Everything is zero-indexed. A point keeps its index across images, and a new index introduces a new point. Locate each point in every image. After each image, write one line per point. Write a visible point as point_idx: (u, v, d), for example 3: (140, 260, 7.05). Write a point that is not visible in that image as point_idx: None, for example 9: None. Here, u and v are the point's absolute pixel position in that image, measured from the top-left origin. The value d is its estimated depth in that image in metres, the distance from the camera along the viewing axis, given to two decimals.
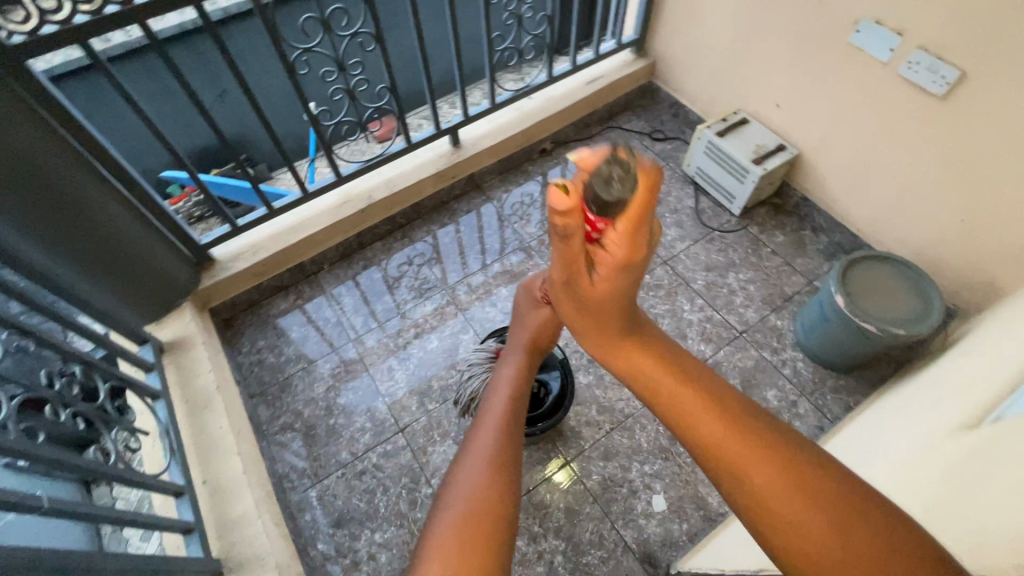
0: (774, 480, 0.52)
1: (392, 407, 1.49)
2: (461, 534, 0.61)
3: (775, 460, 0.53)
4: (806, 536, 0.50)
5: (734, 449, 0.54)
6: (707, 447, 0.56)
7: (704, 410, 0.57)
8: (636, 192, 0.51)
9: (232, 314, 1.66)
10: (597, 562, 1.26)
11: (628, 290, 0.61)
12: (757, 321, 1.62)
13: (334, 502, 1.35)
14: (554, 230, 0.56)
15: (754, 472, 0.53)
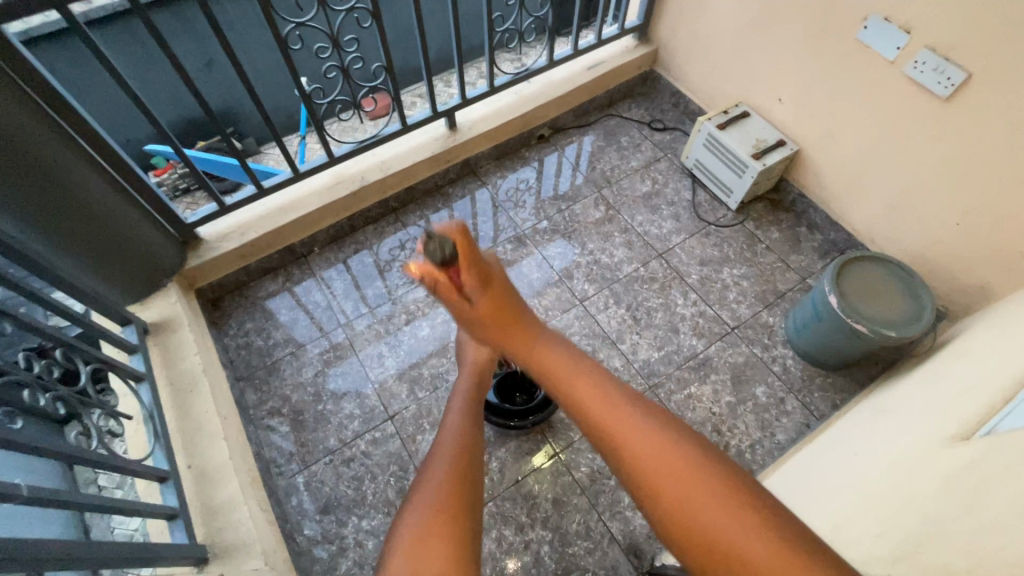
0: (658, 457, 0.64)
1: (381, 393, 1.48)
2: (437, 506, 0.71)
3: (658, 441, 0.66)
4: (671, 506, 0.62)
5: (618, 428, 0.67)
6: (595, 426, 0.70)
7: (597, 400, 0.71)
8: (456, 246, 0.73)
9: (219, 296, 1.63)
10: (583, 553, 1.27)
11: (504, 296, 0.80)
12: (749, 317, 1.62)
13: (322, 489, 1.34)
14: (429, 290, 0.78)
15: (642, 447, 0.65)
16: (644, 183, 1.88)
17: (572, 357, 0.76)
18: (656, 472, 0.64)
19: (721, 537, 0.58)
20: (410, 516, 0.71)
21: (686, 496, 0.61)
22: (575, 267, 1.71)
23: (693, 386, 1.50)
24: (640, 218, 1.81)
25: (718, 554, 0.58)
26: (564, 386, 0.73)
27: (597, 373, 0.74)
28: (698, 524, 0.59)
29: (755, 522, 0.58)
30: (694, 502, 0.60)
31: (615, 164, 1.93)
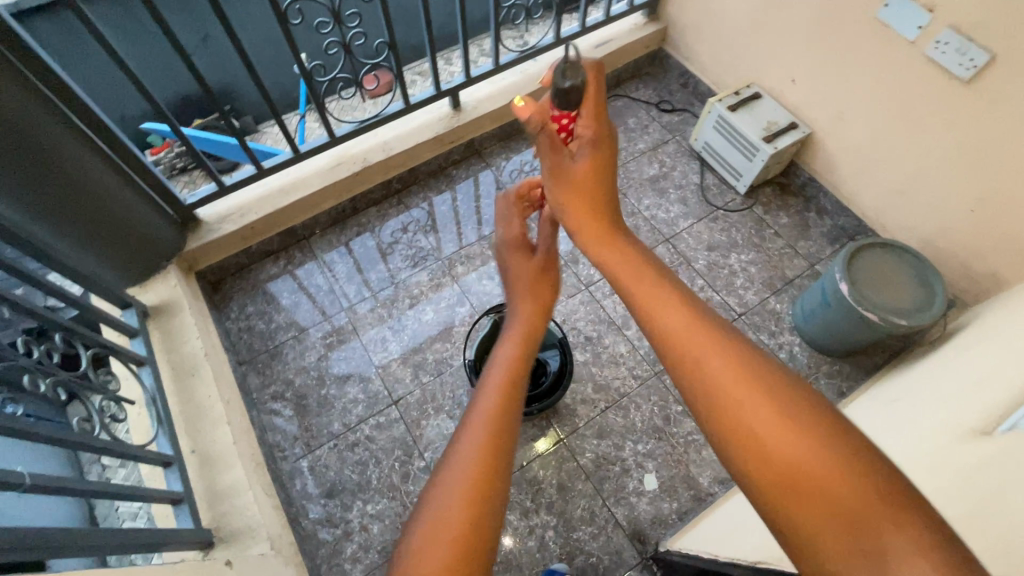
0: (727, 373, 0.58)
1: (385, 378, 1.47)
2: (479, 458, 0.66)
3: (729, 356, 0.59)
4: (742, 418, 0.55)
5: (694, 338, 0.62)
6: (666, 338, 0.64)
7: (677, 313, 0.66)
8: (588, 84, 0.77)
9: (220, 279, 1.61)
10: (588, 538, 1.28)
11: (604, 166, 0.83)
12: (756, 304, 1.60)
13: (326, 473, 1.34)
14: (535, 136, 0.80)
15: (713, 364, 0.59)
16: (652, 166, 1.85)
17: (645, 279, 0.72)
18: (724, 387, 0.57)
19: (791, 457, 0.51)
20: (442, 468, 0.67)
21: (757, 411, 0.54)
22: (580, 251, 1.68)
23: None
24: (647, 202, 1.78)
25: (785, 473, 0.51)
26: (643, 298, 0.69)
27: (671, 294, 0.69)
28: (764, 440, 0.53)
29: (831, 440, 0.51)
30: (761, 420, 0.54)
31: (621, 147, 1.89)
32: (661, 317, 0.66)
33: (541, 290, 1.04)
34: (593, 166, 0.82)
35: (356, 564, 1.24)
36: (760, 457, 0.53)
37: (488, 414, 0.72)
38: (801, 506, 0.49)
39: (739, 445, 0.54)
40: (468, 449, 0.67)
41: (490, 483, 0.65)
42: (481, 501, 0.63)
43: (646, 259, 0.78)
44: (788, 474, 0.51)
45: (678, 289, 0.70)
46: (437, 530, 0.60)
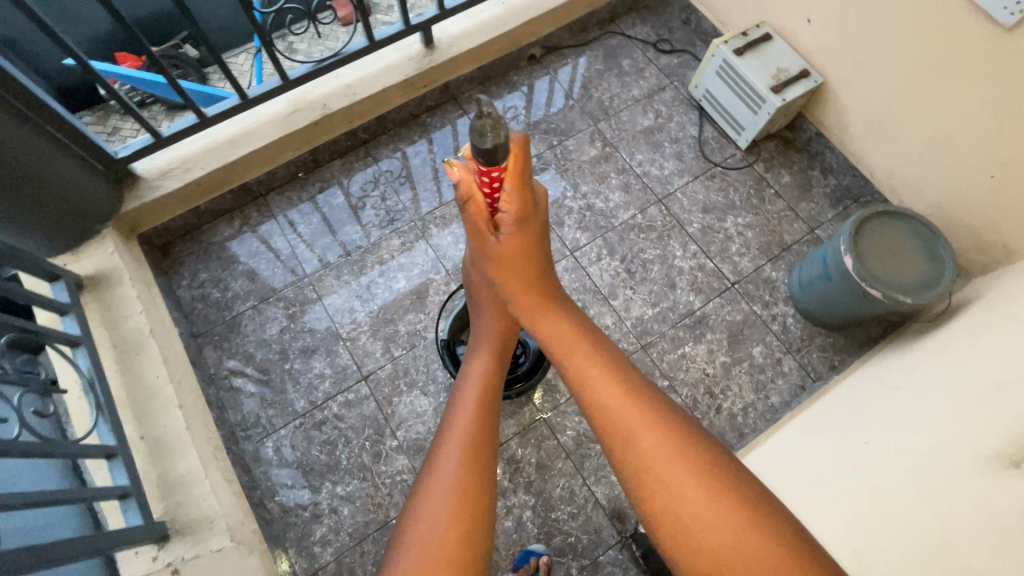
0: (658, 452, 0.69)
1: (354, 352, 1.37)
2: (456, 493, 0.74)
3: (657, 433, 0.70)
4: (675, 497, 0.66)
5: (632, 418, 0.72)
6: (607, 414, 0.74)
7: (616, 388, 0.75)
8: (512, 153, 0.75)
9: (169, 241, 1.46)
10: (567, 518, 1.24)
11: (531, 241, 0.86)
12: (751, 272, 1.51)
13: (292, 453, 1.27)
14: (461, 200, 0.83)
15: (647, 444, 0.70)
16: (646, 117, 1.68)
17: (584, 352, 0.79)
18: (653, 468, 0.68)
19: (713, 534, 0.63)
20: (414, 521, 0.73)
21: (682, 492, 0.66)
22: (565, 211, 1.55)
23: (688, 347, 1.42)
24: (639, 156, 1.63)
25: (713, 550, 0.63)
26: (586, 371, 0.77)
27: (605, 364, 0.78)
28: (690, 522, 0.65)
29: (748, 515, 0.64)
30: (687, 499, 0.65)
31: (614, 93, 1.71)
32: (598, 391, 0.75)
33: (490, 320, 1.03)
34: (518, 243, 0.85)
35: (327, 546, 1.19)
36: (686, 533, 0.65)
37: (455, 464, 0.78)
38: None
39: (670, 521, 0.66)
40: (437, 500, 0.74)
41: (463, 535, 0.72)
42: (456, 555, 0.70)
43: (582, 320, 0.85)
44: (712, 550, 0.63)
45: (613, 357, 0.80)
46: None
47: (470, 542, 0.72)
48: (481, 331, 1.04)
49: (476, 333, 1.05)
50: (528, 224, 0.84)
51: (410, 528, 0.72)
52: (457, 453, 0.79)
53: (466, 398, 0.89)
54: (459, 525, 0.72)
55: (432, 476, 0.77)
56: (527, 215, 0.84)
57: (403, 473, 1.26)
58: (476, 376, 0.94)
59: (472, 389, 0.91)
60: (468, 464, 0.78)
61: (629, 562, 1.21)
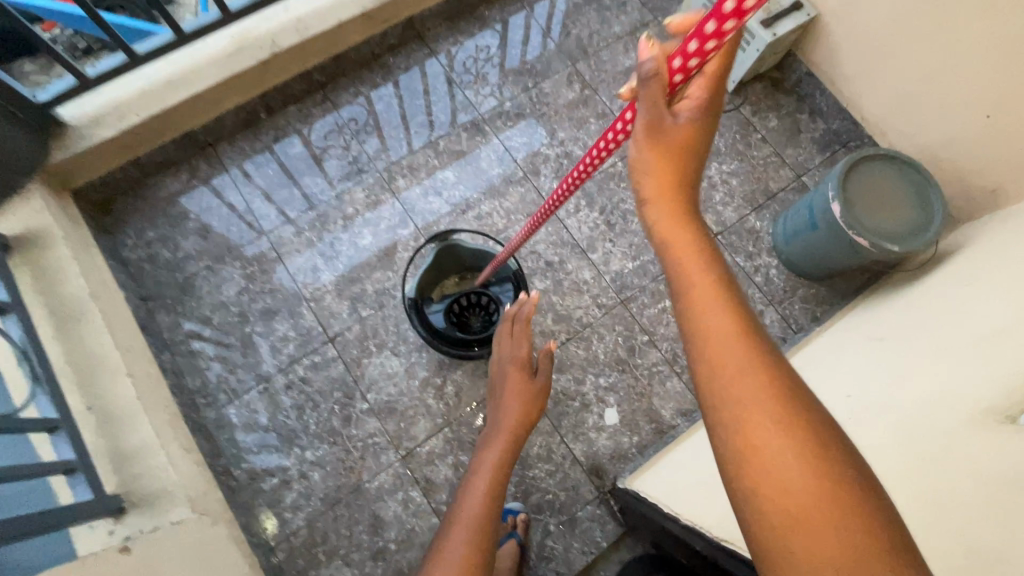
0: (759, 401, 0.52)
1: (319, 313, 1.29)
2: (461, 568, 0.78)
3: (768, 392, 0.52)
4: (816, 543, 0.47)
5: (788, 439, 0.50)
6: (750, 416, 0.52)
7: (769, 389, 0.53)
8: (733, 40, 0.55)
9: (109, 197, 1.33)
10: (544, 475, 1.22)
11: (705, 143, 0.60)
12: (735, 222, 1.45)
13: (257, 419, 1.22)
14: (644, 74, 0.56)
15: (744, 376, 0.53)
16: (628, 56, 1.56)
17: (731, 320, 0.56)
18: (742, 402, 0.52)
19: (806, 508, 0.48)
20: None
21: (782, 441, 0.50)
22: (541, 160, 1.45)
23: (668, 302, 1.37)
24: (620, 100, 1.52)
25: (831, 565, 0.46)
26: (727, 350, 0.55)
27: (712, 270, 0.59)
28: (789, 485, 0.49)
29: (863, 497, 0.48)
30: (788, 467, 0.49)
31: (593, 29, 1.57)
32: (695, 304, 0.57)
33: (512, 395, 1.08)
34: (692, 135, 0.60)
35: (298, 512, 1.16)
36: (792, 530, 0.48)
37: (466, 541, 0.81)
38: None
39: (781, 512, 0.49)
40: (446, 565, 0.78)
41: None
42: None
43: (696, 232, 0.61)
44: (808, 528, 0.47)
45: (723, 295, 0.57)
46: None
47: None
48: (503, 400, 1.09)
49: (500, 400, 1.10)
50: (713, 116, 0.60)
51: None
52: (467, 527, 0.83)
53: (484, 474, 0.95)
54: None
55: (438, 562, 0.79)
56: (720, 98, 0.59)
57: (375, 436, 1.21)
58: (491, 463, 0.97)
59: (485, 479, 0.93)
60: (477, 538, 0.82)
61: (608, 516, 1.20)
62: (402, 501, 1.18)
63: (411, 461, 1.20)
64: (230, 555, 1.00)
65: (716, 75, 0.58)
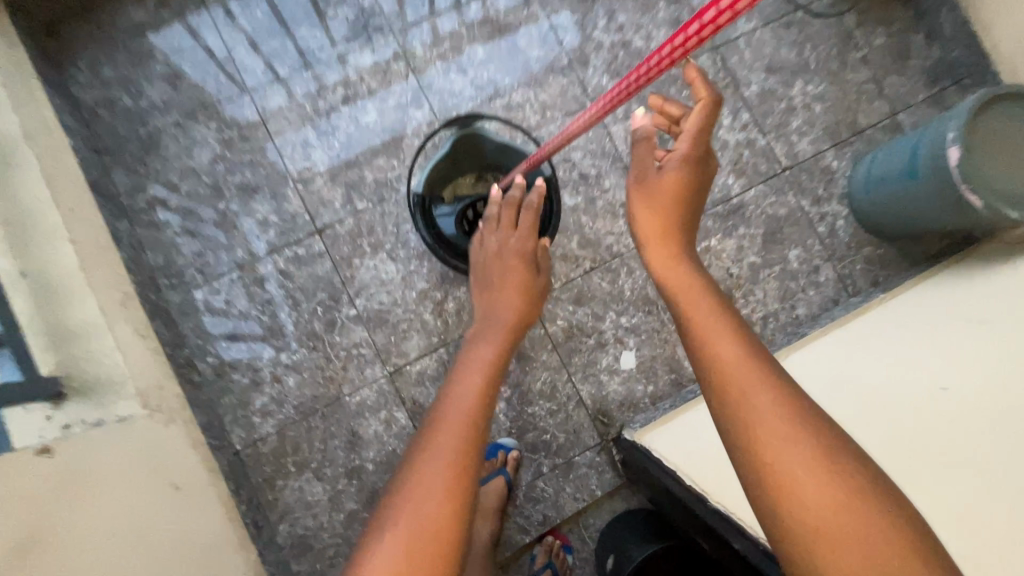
0: (764, 410, 0.53)
1: (307, 199, 1.10)
2: (453, 476, 0.60)
3: (763, 393, 0.54)
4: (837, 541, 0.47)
5: (786, 436, 0.51)
6: (747, 419, 0.53)
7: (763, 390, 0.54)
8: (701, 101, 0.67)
9: (57, 17, 1.08)
10: (544, 414, 1.10)
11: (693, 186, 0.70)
12: (809, 158, 1.22)
13: (227, 310, 1.06)
14: (637, 134, 0.72)
15: (762, 393, 0.54)
16: None
17: (726, 335, 0.59)
18: (767, 417, 0.53)
19: (831, 516, 0.48)
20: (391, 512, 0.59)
21: (807, 451, 0.50)
22: (592, 48, 1.18)
23: (713, 241, 1.17)
24: None
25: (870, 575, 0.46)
26: (723, 361, 0.57)
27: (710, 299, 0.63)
28: (827, 500, 0.48)
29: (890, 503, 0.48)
30: (791, 464, 0.50)
31: None
32: (707, 334, 0.59)
33: (511, 288, 0.93)
34: (680, 183, 0.69)
35: (268, 418, 1.04)
36: (825, 541, 0.47)
37: (456, 445, 0.62)
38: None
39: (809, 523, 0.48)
40: (422, 487, 0.59)
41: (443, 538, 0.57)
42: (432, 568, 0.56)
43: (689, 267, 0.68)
44: (845, 546, 0.47)
45: (725, 321, 0.60)
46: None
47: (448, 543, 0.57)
48: (497, 290, 0.93)
49: (492, 287, 0.94)
50: (698, 173, 0.70)
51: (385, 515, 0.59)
52: (460, 430, 0.64)
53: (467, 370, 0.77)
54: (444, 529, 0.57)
55: (425, 464, 0.60)
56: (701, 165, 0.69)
57: (359, 348, 1.07)
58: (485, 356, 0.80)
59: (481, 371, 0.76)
60: (465, 446, 0.64)
61: (606, 465, 1.10)
62: (385, 421, 1.06)
63: (398, 380, 1.07)
64: (185, 454, 0.90)
65: (698, 132, 0.69)
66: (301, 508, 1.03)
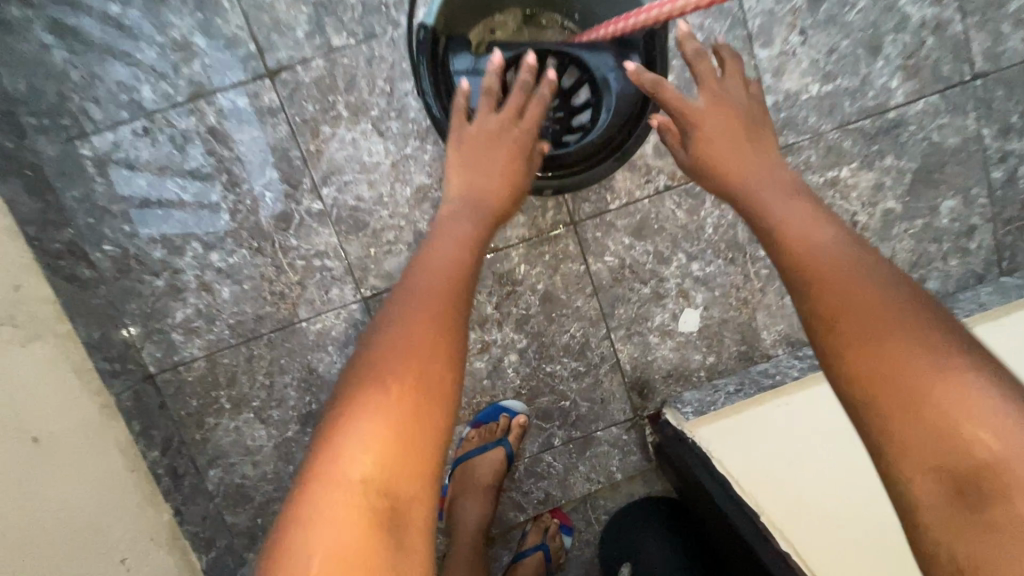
0: (836, 263, 0.44)
1: (254, 18, 0.70)
2: (423, 330, 0.45)
3: (836, 251, 0.45)
4: (929, 402, 0.36)
5: (859, 291, 0.41)
6: (811, 276, 0.44)
7: (835, 250, 0.45)
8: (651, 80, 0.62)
9: None
10: (567, 377, 0.83)
11: (739, 125, 0.61)
12: (1016, 64, 0.81)
13: (133, 179, 0.72)
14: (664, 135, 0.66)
15: (849, 271, 0.43)
16: None
17: (796, 208, 0.51)
18: (846, 293, 0.42)
19: (913, 379, 0.37)
20: (365, 360, 0.45)
21: (905, 333, 0.38)
22: None
23: (845, 172, 0.81)
24: None
25: (954, 465, 0.34)
26: (792, 231, 0.48)
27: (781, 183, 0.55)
28: (912, 366, 0.37)
29: (1009, 392, 0.35)
30: (873, 325, 0.40)
31: None
32: (780, 215, 0.51)
33: (506, 150, 0.62)
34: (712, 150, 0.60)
35: (193, 337, 0.76)
36: (910, 410, 0.36)
37: (424, 301, 0.47)
38: (972, 506, 0.33)
39: (890, 408, 0.37)
40: (407, 331, 0.45)
41: (440, 401, 0.43)
42: (422, 436, 0.42)
43: (755, 155, 0.59)
44: (946, 435, 0.35)
45: (800, 199, 0.52)
46: (356, 475, 0.39)
47: (448, 401, 0.44)
48: (476, 140, 0.62)
49: (462, 137, 0.62)
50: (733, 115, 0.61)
51: (356, 362, 0.45)
52: (427, 290, 0.49)
53: (467, 212, 0.58)
54: (445, 390, 0.44)
55: (392, 324, 0.46)
56: (717, 117, 0.61)
57: (324, 258, 0.76)
58: (464, 213, 0.58)
59: (457, 232, 0.55)
60: (444, 300, 0.48)
61: (634, 446, 0.86)
62: None
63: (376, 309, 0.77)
64: (40, 390, 0.60)
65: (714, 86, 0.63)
66: (239, 452, 0.79)
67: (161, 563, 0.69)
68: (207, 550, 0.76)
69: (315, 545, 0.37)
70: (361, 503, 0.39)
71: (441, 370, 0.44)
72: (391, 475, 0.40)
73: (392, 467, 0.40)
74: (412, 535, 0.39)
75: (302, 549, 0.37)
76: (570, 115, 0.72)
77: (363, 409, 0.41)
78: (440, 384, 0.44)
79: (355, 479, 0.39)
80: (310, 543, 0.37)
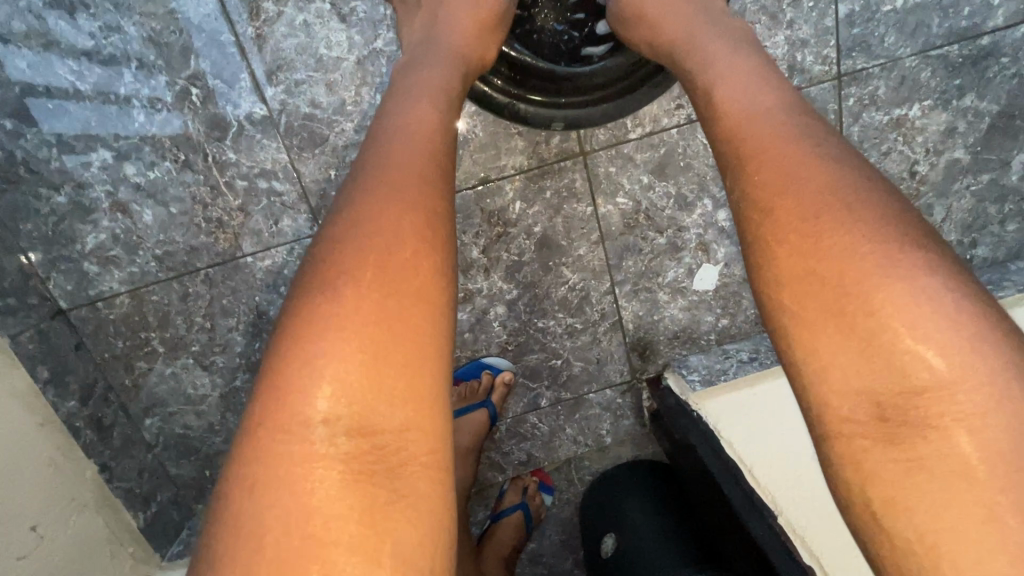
0: (783, 151, 0.35)
1: None
2: (385, 226, 0.35)
3: (786, 133, 0.36)
4: (879, 328, 0.29)
5: (806, 188, 0.33)
6: (759, 168, 0.35)
7: (784, 135, 0.36)
8: None
9: None
10: (561, 335, 0.72)
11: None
12: None
13: (11, 57, 0.55)
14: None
15: (795, 153, 0.35)
16: None
17: (743, 76, 0.40)
18: (780, 184, 0.34)
19: (860, 298, 0.30)
20: (314, 263, 0.34)
21: (852, 227, 0.31)
22: None
23: (916, 111, 0.67)
24: None
25: (882, 387, 0.29)
26: (735, 110, 0.38)
27: (736, 38, 0.44)
28: (853, 275, 0.30)
29: (958, 306, 0.28)
30: (829, 229, 0.32)
31: None
32: (729, 84, 0.40)
33: (484, 35, 0.52)
34: None
35: (112, 268, 0.62)
36: (858, 333, 0.29)
37: (383, 188, 0.36)
38: (891, 433, 0.28)
39: (815, 315, 0.31)
40: (369, 229, 0.35)
41: (409, 306, 0.33)
42: (402, 355, 0.32)
43: (703, 10, 0.48)
44: (891, 369, 0.28)
45: (749, 61, 0.41)
46: (315, 419, 0.30)
47: (424, 304, 0.34)
48: (433, 7, 0.52)
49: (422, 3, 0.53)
50: None
51: (307, 272, 0.34)
52: (387, 173, 0.37)
53: (439, 76, 0.46)
54: (424, 291, 0.34)
55: (348, 224, 0.35)
56: None
57: (272, 179, 0.61)
58: (414, 78, 0.45)
59: (415, 97, 0.43)
60: (408, 183, 0.37)
61: (628, 409, 0.78)
62: None
63: None
64: None
65: None
66: (178, 402, 0.68)
67: (90, 524, 0.61)
68: (145, 506, 0.67)
69: (275, 516, 0.28)
70: (326, 449, 0.29)
71: (413, 268, 0.34)
72: (361, 409, 0.30)
73: (360, 400, 0.30)
74: (406, 476, 0.30)
75: (258, 517, 0.28)
76: (596, 22, 0.59)
77: (320, 331, 0.31)
78: (416, 284, 0.34)
79: (316, 419, 0.30)
80: (265, 512, 0.28)
